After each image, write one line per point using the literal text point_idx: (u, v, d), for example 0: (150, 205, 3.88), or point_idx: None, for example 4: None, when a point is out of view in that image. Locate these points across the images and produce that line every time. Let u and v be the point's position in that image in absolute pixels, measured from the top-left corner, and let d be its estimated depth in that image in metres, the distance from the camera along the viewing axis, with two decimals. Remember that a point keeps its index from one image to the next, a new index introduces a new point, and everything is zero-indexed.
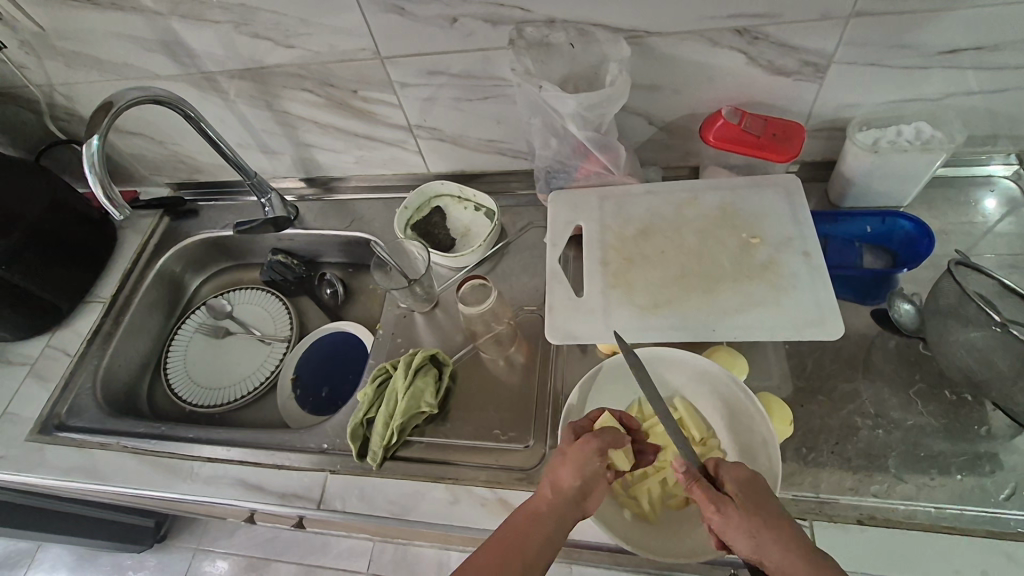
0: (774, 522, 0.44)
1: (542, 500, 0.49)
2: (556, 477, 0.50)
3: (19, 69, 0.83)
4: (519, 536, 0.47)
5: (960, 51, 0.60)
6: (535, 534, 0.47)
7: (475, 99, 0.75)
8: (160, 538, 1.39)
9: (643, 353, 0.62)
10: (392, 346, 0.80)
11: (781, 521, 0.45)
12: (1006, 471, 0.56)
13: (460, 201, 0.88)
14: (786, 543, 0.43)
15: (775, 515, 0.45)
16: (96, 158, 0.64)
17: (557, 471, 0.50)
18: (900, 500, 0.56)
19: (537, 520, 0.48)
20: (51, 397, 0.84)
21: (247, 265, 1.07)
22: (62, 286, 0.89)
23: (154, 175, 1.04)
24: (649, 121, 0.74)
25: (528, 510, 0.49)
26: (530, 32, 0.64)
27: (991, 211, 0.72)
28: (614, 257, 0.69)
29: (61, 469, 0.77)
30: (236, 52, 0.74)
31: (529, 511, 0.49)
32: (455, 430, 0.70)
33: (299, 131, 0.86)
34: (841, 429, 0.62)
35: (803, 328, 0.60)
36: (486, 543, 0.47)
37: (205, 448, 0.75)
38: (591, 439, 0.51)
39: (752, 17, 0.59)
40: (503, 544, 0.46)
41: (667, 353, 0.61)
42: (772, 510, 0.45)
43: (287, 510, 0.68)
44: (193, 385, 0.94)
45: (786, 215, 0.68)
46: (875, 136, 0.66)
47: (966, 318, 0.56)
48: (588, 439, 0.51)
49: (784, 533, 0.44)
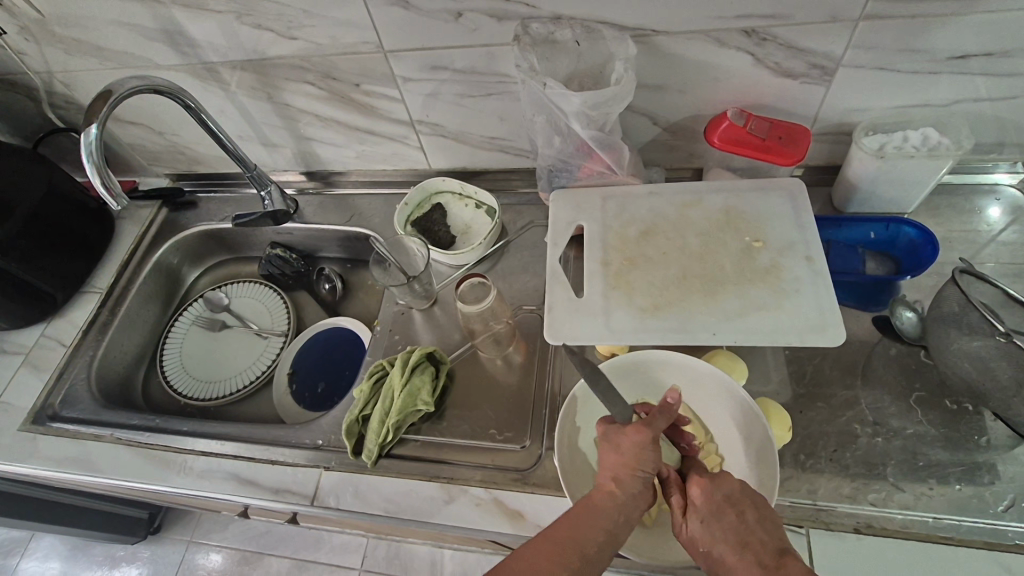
0: (724, 547, 0.45)
1: (602, 493, 0.49)
2: (617, 468, 0.50)
3: (18, 55, 0.82)
4: (578, 527, 0.47)
5: (970, 57, 0.59)
6: (594, 530, 0.47)
7: (478, 95, 0.74)
8: (154, 530, 1.39)
9: (637, 355, 0.62)
10: (389, 343, 0.79)
11: (761, 542, 0.45)
12: (1005, 482, 0.56)
13: (461, 198, 0.87)
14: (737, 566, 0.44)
15: (729, 536, 0.46)
16: (94, 146, 0.63)
17: (618, 463, 0.51)
18: (898, 509, 0.56)
19: (598, 511, 0.48)
20: (45, 387, 0.84)
21: (245, 258, 1.06)
22: (58, 276, 0.88)
23: (153, 165, 1.03)
24: (653, 121, 0.73)
25: (589, 502, 0.49)
26: (536, 28, 0.63)
27: (995, 219, 0.71)
28: (616, 258, 0.69)
29: (53, 460, 0.76)
30: (238, 43, 0.73)
31: (588, 504, 0.49)
32: (451, 429, 0.70)
33: (300, 124, 0.85)
34: (840, 436, 0.61)
35: (805, 333, 0.59)
36: (538, 537, 0.47)
37: (198, 441, 0.75)
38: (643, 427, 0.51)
39: (761, 17, 0.59)
40: (561, 534, 0.47)
41: (660, 355, 0.62)
42: (725, 531, 0.46)
43: (281, 506, 0.67)
44: (188, 377, 0.93)
45: (790, 220, 0.67)
46: (881, 140, 0.66)
47: (968, 326, 0.55)
48: (639, 430, 0.51)
49: (734, 556, 0.45)
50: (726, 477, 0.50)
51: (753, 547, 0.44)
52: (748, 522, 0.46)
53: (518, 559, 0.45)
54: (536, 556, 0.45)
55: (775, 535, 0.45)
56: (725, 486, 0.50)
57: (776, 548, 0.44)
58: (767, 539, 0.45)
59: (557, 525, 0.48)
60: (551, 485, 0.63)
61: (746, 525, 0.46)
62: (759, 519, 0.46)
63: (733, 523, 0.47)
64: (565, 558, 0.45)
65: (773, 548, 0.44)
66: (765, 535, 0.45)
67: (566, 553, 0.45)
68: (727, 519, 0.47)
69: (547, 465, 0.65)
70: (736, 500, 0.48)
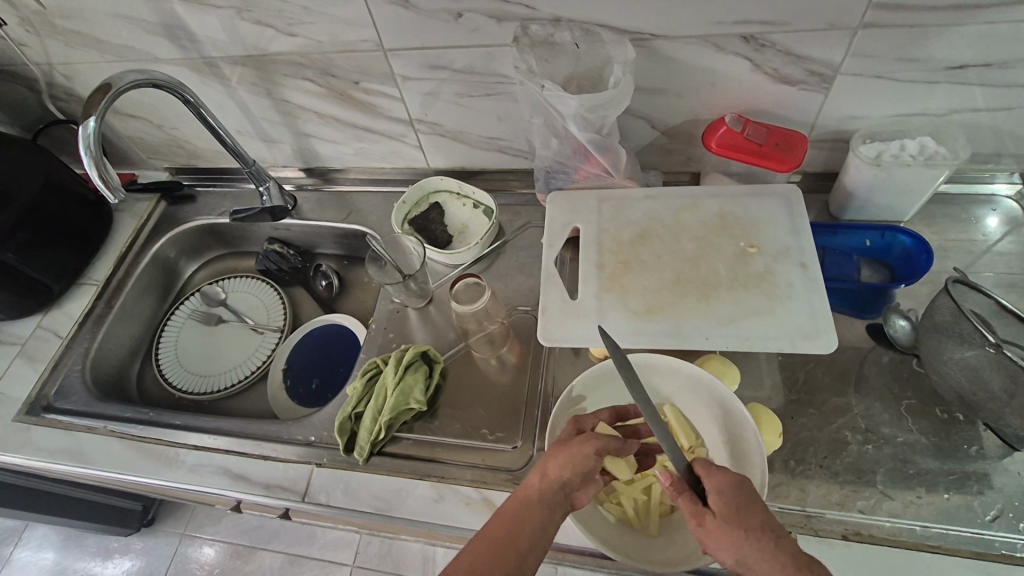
0: (753, 536, 0.43)
1: (532, 488, 0.50)
2: (549, 462, 0.51)
3: (19, 46, 0.82)
4: (511, 526, 0.48)
5: (968, 67, 0.59)
6: (526, 524, 0.48)
7: (477, 96, 0.74)
8: (148, 522, 1.40)
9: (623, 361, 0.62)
10: (384, 341, 0.79)
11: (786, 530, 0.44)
12: (995, 492, 0.56)
13: (459, 198, 0.87)
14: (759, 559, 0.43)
15: (751, 530, 0.44)
16: (92, 139, 0.64)
17: (552, 458, 0.51)
18: (886, 517, 0.56)
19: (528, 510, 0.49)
20: (40, 377, 0.84)
21: (242, 253, 1.06)
22: (55, 267, 0.88)
23: (152, 159, 1.03)
24: (651, 124, 0.73)
25: (521, 500, 0.49)
26: (535, 29, 0.63)
27: (992, 229, 0.71)
28: (611, 261, 0.69)
29: (46, 451, 0.77)
30: (238, 38, 0.73)
31: (520, 498, 0.49)
32: (443, 428, 0.70)
33: (299, 120, 0.86)
34: (831, 443, 0.61)
35: (797, 339, 0.59)
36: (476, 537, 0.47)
37: (192, 435, 0.75)
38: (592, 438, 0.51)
39: (761, 24, 0.59)
40: (497, 535, 0.47)
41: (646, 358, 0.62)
42: (753, 522, 0.44)
43: (271, 501, 0.68)
44: (183, 371, 0.93)
45: (785, 225, 0.67)
46: (879, 148, 0.66)
47: (960, 336, 0.55)
48: (588, 438, 0.51)
49: (758, 545, 0.43)
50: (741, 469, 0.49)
51: (785, 536, 0.44)
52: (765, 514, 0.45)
53: (457, 565, 0.46)
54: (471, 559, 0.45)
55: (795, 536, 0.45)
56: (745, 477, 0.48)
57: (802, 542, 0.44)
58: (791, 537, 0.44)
59: (492, 526, 0.48)
60: None
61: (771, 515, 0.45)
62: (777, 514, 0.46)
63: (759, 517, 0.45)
64: (502, 556, 0.46)
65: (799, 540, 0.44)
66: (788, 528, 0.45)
67: (502, 554, 0.46)
68: (752, 511, 0.45)
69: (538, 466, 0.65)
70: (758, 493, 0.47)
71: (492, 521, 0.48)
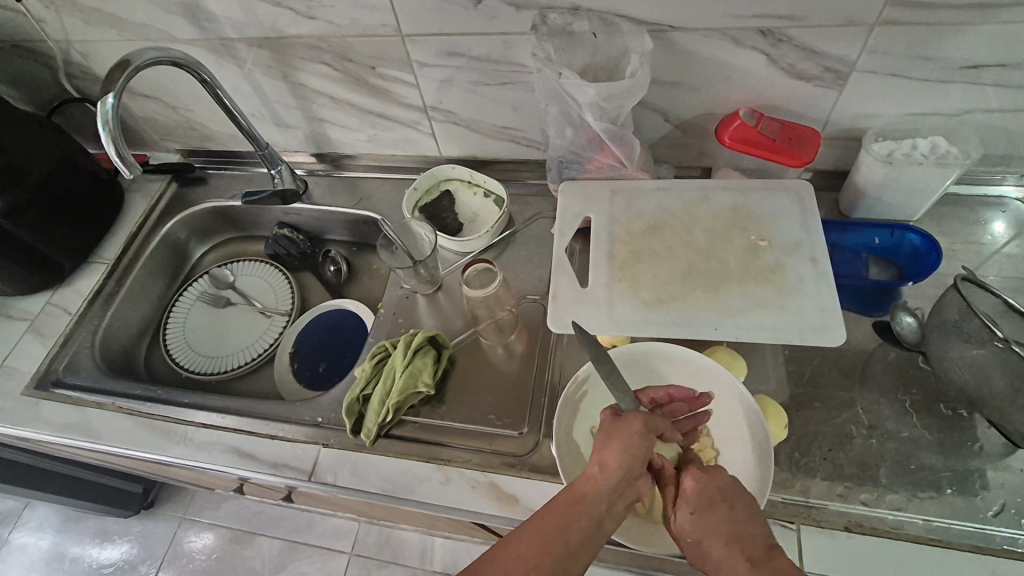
0: (716, 543, 0.47)
1: (587, 480, 0.49)
2: (608, 453, 0.50)
3: (38, 23, 0.83)
4: (562, 522, 0.47)
5: (983, 67, 0.60)
6: (579, 518, 0.47)
7: (493, 84, 0.74)
8: (147, 505, 1.40)
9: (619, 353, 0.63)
10: (393, 325, 0.80)
11: (750, 533, 0.47)
12: (997, 489, 0.56)
13: (470, 187, 0.88)
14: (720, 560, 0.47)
15: (712, 536, 0.48)
16: (110, 116, 0.64)
17: (612, 449, 0.51)
18: (889, 510, 0.57)
19: (579, 506, 0.48)
20: (48, 353, 0.84)
21: (251, 237, 1.07)
22: (67, 244, 0.89)
23: (164, 140, 1.03)
24: (666, 118, 0.74)
25: (575, 494, 0.49)
26: (554, 18, 0.64)
27: (1000, 232, 0.72)
28: (622, 251, 0.69)
29: (55, 424, 0.77)
30: (257, 20, 0.73)
31: (573, 490, 0.49)
32: (450, 412, 0.70)
33: (314, 105, 0.86)
34: (836, 436, 0.62)
35: (806, 332, 0.60)
36: (527, 528, 0.47)
37: (199, 413, 0.75)
38: (639, 416, 0.53)
39: (779, 18, 0.59)
40: (547, 527, 0.46)
41: (639, 350, 0.63)
42: (716, 527, 0.48)
43: (278, 480, 0.68)
44: (192, 352, 0.93)
45: (796, 220, 0.68)
46: (891, 147, 0.66)
47: (967, 335, 0.56)
48: (635, 419, 0.52)
49: (719, 550, 0.47)
50: (718, 471, 0.51)
51: (744, 541, 0.47)
52: (737, 517, 0.48)
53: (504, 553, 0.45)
54: (514, 550, 0.45)
55: (765, 529, 0.48)
56: (718, 480, 0.51)
57: (765, 542, 0.47)
58: (758, 534, 0.47)
59: (540, 517, 0.47)
60: (548, 470, 0.64)
61: (737, 520, 0.48)
62: (752, 514, 0.49)
63: (722, 521, 0.48)
64: (554, 549, 0.45)
65: (765, 541, 0.47)
66: (756, 529, 0.48)
67: (552, 547, 0.45)
68: (714, 517, 0.48)
69: (544, 452, 0.65)
70: (731, 494, 0.50)
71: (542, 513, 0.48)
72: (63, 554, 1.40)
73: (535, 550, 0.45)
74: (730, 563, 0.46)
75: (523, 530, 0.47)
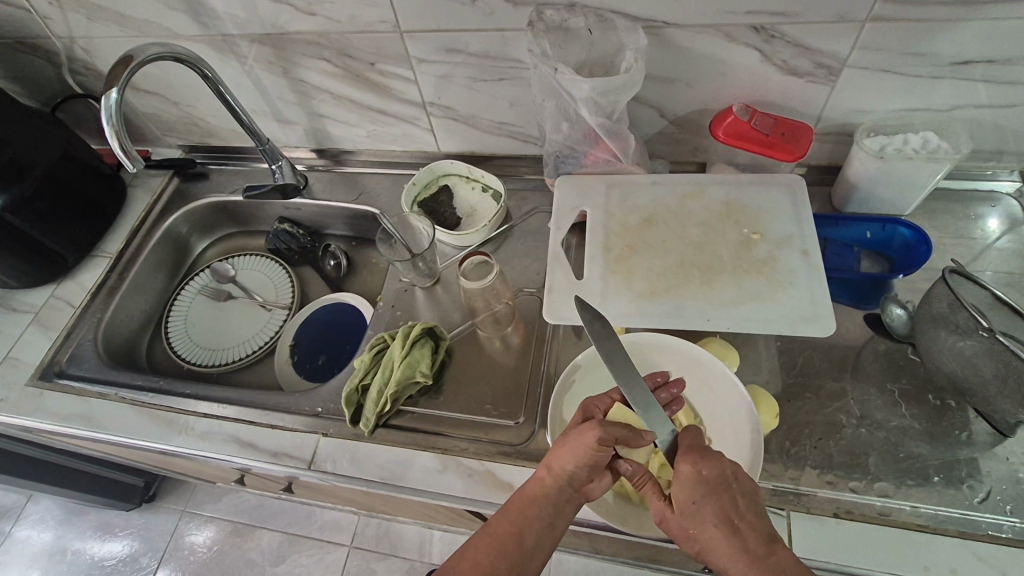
0: (713, 531, 0.48)
1: (538, 481, 0.53)
2: (558, 458, 0.52)
3: (43, 19, 0.83)
4: (514, 531, 0.51)
5: (972, 63, 0.61)
6: (531, 523, 0.51)
7: (490, 80, 0.75)
8: (149, 498, 1.42)
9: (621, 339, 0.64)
10: (391, 318, 0.81)
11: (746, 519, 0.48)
12: (984, 477, 0.57)
13: (468, 181, 0.89)
14: (705, 549, 0.48)
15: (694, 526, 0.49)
16: (113, 111, 0.65)
17: (564, 453, 0.52)
18: (877, 497, 0.58)
19: (529, 507, 0.52)
20: (52, 344, 0.85)
21: (252, 232, 1.08)
22: (71, 237, 0.90)
23: (165, 136, 1.04)
24: (661, 113, 0.75)
25: (527, 495, 0.52)
26: (550, 15, 0.64)
27: (992, 227, 0.73)
28: (617, 245, 0.70)
29: (57, 415, 0.78)
30: (258, 16, 0.74)
31: (527, 493, 0.53)
32: (448, 403, 0.72)
33: (313, 100, 0.87)
34: (826, 425, 0.63)
35: (796, 324, 0.61)
36: (484, 534, 0.52)
37: (201, 404, 0.76)
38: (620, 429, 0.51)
39: (771, 14, 0.60)
40: (503, 533, 0.51)
41: (642, 337, 0.64)
42: (709, 515, 0.48)
43: (278, 468, 0.69)
44: (193, 344, 0.95)
45: (789, 214, 0.69)
46: (883, 142, 0.67)
47: (955, 326, 0.57)
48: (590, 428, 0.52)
49: (703, 540, 0.48)
50: (714, 458, 0.51)
51: (743, 529, 0.47)
52: (731, 505, 0.49)
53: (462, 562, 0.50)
54: (475, 556, 0.50)
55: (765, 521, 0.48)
56: (718, 467, 0.50)
57: (764, 534, 0.47)
58: (755, 524, 0.48)
59: (494, 527, 0.52)
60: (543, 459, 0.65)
61: (736, 508, 0.48)
62: (749, 503, 0.49)
63: (705, 516, 0.48)
64: (510, 554, 0.50)
65: (763, 534, 0.47)
66: (756, 519, 0.48)
67: (507, 554, 0.50)
68: (700, 511, 0.49)
69: (539, 441, 0.66)
70: (727, 482, 0.50)
71: (491, 525, 0.52)
72: (65, 548, 1.41)
73: (492, 554, 0.50)
74: (727, 555, 0.47)
75: (482, 535, 0.52)
